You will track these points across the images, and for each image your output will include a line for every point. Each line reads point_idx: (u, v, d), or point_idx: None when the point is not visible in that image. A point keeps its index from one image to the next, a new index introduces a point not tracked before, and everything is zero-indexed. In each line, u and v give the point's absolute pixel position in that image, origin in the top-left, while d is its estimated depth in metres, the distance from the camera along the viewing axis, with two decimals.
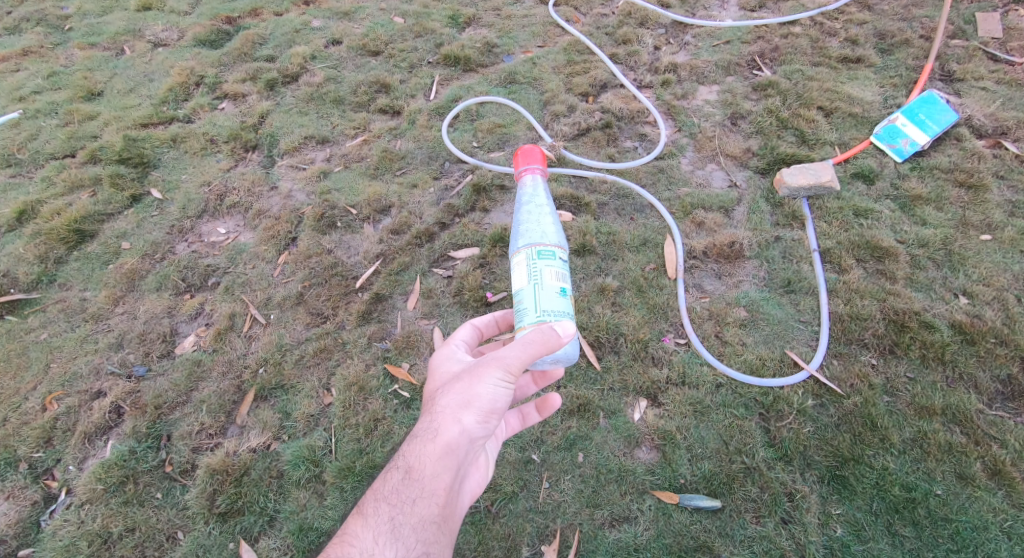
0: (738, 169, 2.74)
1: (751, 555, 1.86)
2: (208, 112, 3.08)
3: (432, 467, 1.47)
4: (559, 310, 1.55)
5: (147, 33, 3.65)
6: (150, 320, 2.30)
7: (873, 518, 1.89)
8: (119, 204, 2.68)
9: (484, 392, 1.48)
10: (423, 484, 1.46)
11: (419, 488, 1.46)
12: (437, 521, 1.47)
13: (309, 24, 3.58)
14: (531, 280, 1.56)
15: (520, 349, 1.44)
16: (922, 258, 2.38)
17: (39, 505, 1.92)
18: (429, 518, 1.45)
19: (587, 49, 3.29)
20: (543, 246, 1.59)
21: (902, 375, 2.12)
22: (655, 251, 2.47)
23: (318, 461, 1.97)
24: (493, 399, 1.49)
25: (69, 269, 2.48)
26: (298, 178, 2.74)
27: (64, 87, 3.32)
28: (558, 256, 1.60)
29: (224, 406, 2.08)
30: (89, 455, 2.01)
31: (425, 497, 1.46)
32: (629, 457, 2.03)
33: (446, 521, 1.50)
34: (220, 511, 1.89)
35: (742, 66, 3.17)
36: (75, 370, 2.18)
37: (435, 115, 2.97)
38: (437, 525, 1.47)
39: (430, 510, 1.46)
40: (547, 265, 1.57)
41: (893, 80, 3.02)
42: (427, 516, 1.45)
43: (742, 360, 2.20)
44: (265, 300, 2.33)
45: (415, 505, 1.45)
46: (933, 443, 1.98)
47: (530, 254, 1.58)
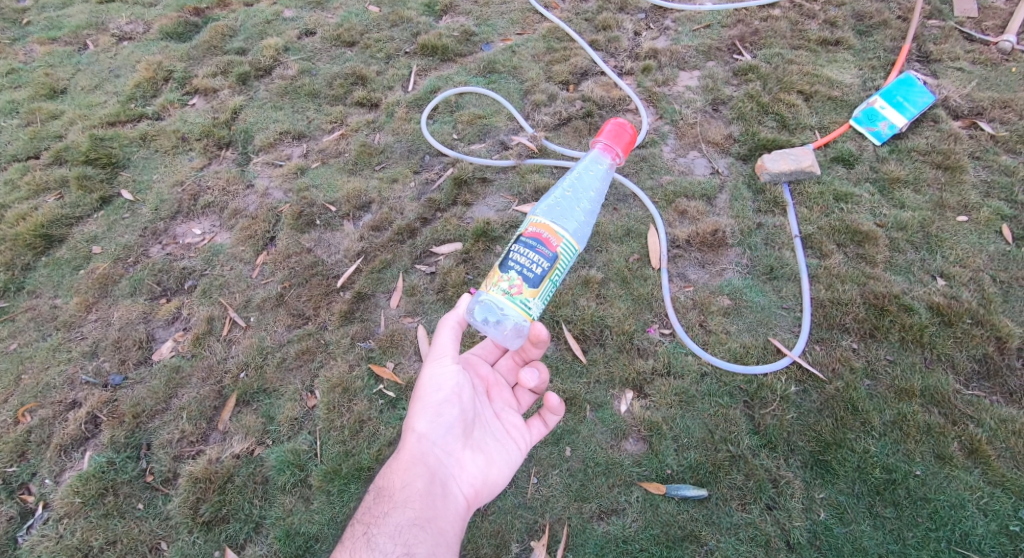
0: (720, 156, 2.73)
1: (738, 542, 1.89)
2: (178, 109, 3.00)
3: (399, 475, 1.57)
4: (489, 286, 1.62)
5: (111, 26, 3.53)
6: (125, 326, 2.25)
7: (855, 500, 1.92)
8: (87, 206, 2.61)
9: (424, 393, 1.64)
10: (395, 496, 1.54)
11: (391, 501, 1.54)
12: (414, 525, 1.49)
13: (281, 15, 3.48)
14: None
15: (443, 336, 1.67)
16: (901, 241, 2.41)
17: (15, 521, 1.89)
18: (404, 523, 1.49)
19: (566, 36, 3.25)
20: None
21: (882, 358, 2.15)
22: (638, 242, 2.47)
23: (303, 465, 1.96)
24: (431, 392, 1.63)
25: (38, 276, 2.41)
26: (275, 175, 2.68)
27: (25, 85, 3.20)
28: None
29: (205, 412, 2.05)
30: (66, 467, 1.97)
31: (398, 506, 1.52)
32: (616, 449, 2.05)
33: (429, 524, 1.51)
34: (204, 520, 1.87)
35: (722, 50, 3.14)
36: (48, 381, 2.13)
37: (414, 107, 2.91)
38: (415, 526, 1.49)
39: (404, 515, 1.50)
40: None
41: (871, 62, 3.02)
42: (403, 520, 1.49)
43: (726, 348, 2.22)
44: (244, 302, 2.29)
45: (389, 515, 1.50)
46: (913, 424, 2.02)
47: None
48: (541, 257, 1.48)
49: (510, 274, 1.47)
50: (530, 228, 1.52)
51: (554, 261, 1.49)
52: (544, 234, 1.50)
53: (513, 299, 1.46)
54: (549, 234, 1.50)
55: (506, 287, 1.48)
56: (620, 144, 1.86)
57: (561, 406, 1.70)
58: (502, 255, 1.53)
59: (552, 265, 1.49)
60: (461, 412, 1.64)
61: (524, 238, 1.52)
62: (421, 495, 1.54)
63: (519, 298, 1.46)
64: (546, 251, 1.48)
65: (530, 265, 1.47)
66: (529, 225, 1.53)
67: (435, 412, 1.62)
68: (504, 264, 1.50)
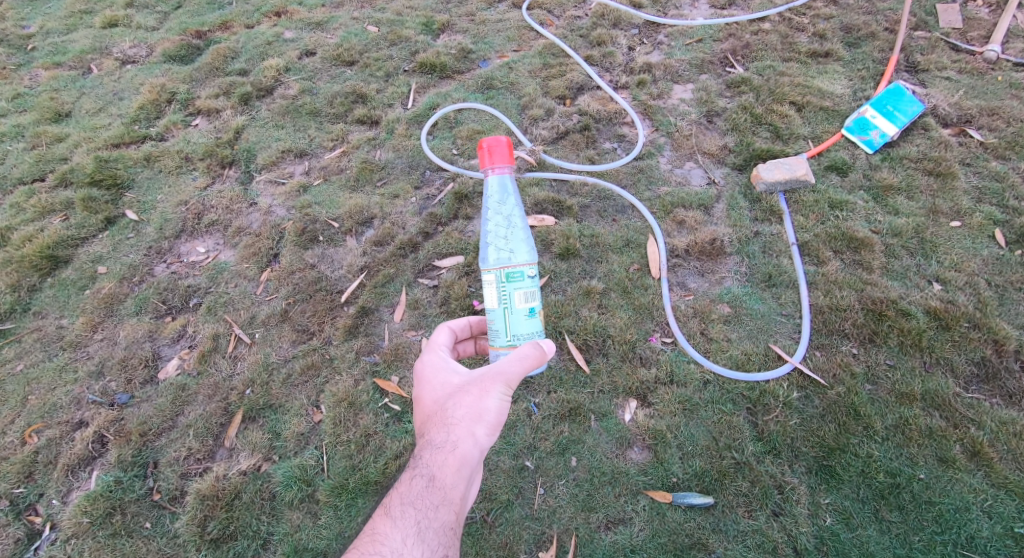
0: (715, 166, 2.78)
1: (745, 549, 1.90)
2: (182, 129, 3.03)
3: (452, 473, 1.55)
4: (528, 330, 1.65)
5: (115, 50, 3.58)
6: (131, 345, 2.26)
7: (860, 505, 1.94)
8: (92, 227, 2.63)
9: (492, 406, 1.59)
10: (444, 491, 1.54)
11: (439, 495, 1.53)
12: (457, 529, 1.52)
13: (281, 36, 3.54)
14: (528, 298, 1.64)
15: (518, 364, 1.57)
16: (896, 247, 2.45)
17: (22, 543, 1.88)
18: (448, 522, 1.52)
19: (562, 52, 3.31)
20: (517, 270, 1.62)
21: (881, 362, 2.18)
22: (637, 252, 2.49)
23: (310, 480, 1.97)
24: (498, 411, 1.60)
25: (44, 297, 2.43)
26: (277, 194, 2.71)
27: (30, 109, 3.24)
28: (527, 276, 1.63)
29: (211, 429, 2.06)
30: (73, 487, 1.97)
31: (447, 503, 1.53)
32: (622, 458, 2.05)
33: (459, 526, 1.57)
34: (212, 537, 1.88)
35: (715, 63, 3.21)
36: (54, 402, 2.14)
37: (414, 123, 2.95)
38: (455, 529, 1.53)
39: (449, 515, 1.53)
40: (517, 287, 1.62)
41: (860, 73, 3.08)
42: (449, 518, 1.51)
43: (727, 355, 2.24)
44: (249, 318, 2.31)
45: (438, 510, 1.51)
46: (915, 428, 2.03)
47: (500, 276, 1.62)
48: None
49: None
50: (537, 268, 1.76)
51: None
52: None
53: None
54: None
55: None
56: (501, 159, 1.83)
57: None
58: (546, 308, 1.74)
59: None
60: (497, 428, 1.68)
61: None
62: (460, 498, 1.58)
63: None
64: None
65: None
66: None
67: (496, 428, 1.61)
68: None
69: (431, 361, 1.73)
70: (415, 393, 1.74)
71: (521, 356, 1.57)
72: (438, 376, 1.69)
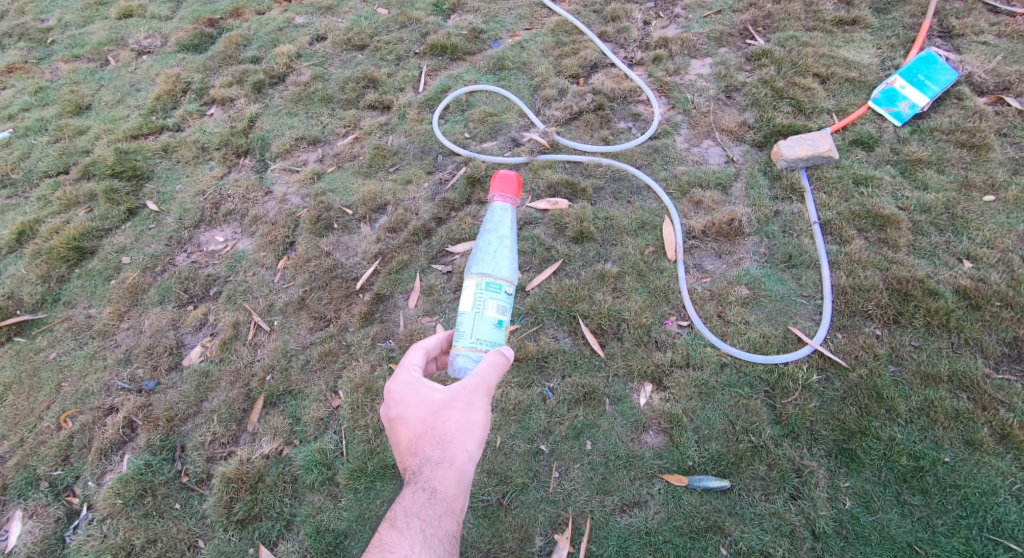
0: (734, 144, 2.70)
1: (762, 532, 1.89)
2: (197, 119, 3.06)
3: (453, 485, 1.48)
4: (491, 339, 1.69)
5: (131, 41, 3.61)
6: (156, 333, 2.33)
7: (882, 488, 1.91)
8: (115, 218, 2.69)
9: (480, 417, 1.54)
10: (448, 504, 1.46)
11: (443, 505, 1.45)
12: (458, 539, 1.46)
13: (292, 21, 3.53)
14: (492, 311, 1.70)
15: (493, 371, 1.57)
16: (924, 224, 2.36)
17: (62, 522, 1.98)
18: (451, 535, 1.44)
19: (575, 29, 3.23)
20: (495, 283, 1.71)
21: (907, 344, 2.12)
22: (653, 234, 2.45)
23: (330, 463, 2.02)
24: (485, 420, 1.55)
25: (72, 287, 2.50)
26: (292, 181, 2.73)
27: (52, 103, 3.30)
28: (504, 290, 1.72)
29: (235, 414, 2.12)
30: (106, 470, 2.06)
31: (449, 513, 1.46)
32: (637, 442, 2.05)
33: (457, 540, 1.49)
34: (238, 518, 1.95)
35: (734, 36, 3.09)
36: (86, 389, 2.22)
37: (425, 108, 2.93)
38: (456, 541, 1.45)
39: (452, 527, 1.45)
40: (492, 297, 1.69)
41: (890, 41, 2.94)
42: (452, 528, 1.45)
43: (745, 338, 2.21)
44: (268, 306, 2.35)
45: (442, 521, 1.44)
46: (940, 411, 1.98)
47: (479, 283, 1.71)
48: None
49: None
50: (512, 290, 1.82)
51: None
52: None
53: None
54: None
55: None
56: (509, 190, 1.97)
57: None
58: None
59: None
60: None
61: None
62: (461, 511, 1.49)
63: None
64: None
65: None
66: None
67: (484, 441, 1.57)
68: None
69: (408, 381, 1.61)
70: (392, 414, 1.60)
71: (492, 362, 1.58)
72: (417, 394, 1.58)
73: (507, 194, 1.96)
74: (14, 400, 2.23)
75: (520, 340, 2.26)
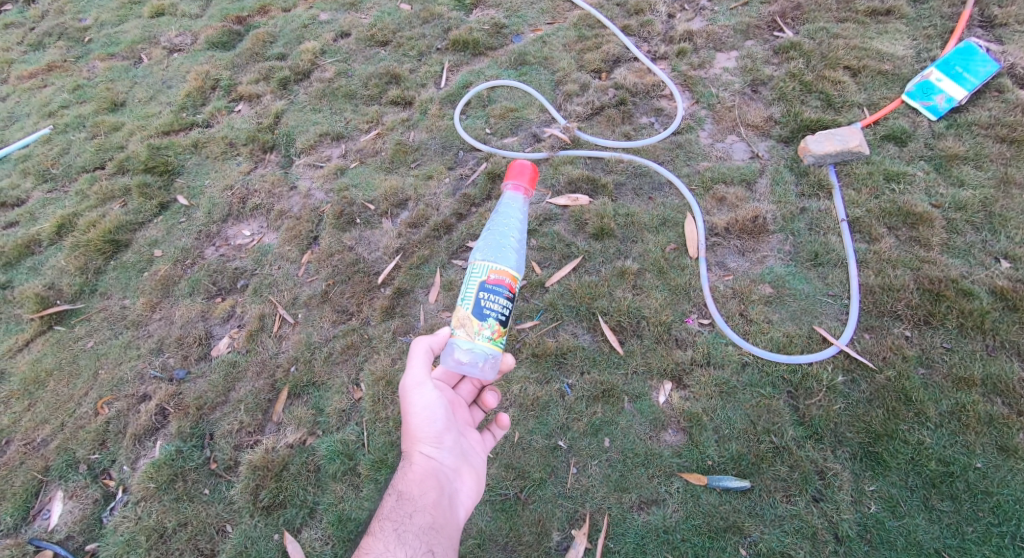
0: (760, 139, 2.64)
1: (783, 534, 1.86)
2: (226, 116, 3.13)
3: (415, 484, 1.62)
4: None
5: (162, 39, 3.70)
6: (186, 324, 2.40)
7: (909, 493, 1.86)
8: (148, 212, 2.77)
9: (420, 418, 1.70)
10: (414, 501, 1.60)
11: (411, 504, 1.60)
12: (437, 529, 1.57)
13: (317, 18, 3.57)
14: None
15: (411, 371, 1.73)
16: (959, 222, 2.28)
17: (100, 503, 2.05)
18: (425, 525, 1.56)
19: (598, 23, 3.20)
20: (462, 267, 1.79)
21: (938, 345, 2.06)
22: (675, 230, 2.42)
23: (352, 454, 2.06)
24: (426, 418, 1.70)
25: (108, 278, 2.59)
26: (316, 177, 2.77)
27: (89, 100, 3.41)
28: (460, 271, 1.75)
29: (260, 404, 2.18)
30: (140, 455, 2.13)
31: (420, 508, 1.59)
32: (656, 440, 2.04)
33: (446, 528, 1.59)
34: (263, 505, 2.00)
35: (762, 28, 3.02)
36: (121, 376, 2.30)
37: (447, 103, 2.95)
38: (434, 530, 1.56)
39: (424, 519, 1.57)
40: None
41: (926, 31, 2.84)
42: (427, 521, 1.57)
43: (768, 338, 2.17)
44: (292, 299, 2.40)
45: (412, 517, 1.57)
46: (972, 415, 1.93)
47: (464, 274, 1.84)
48: (504, 302, 1.63)
49: (490, 321, 1.60)
50: (494, 273, 1.62)
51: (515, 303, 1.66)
52: (506, 279, 1.63)
53: (495, 343, 1.62)
54: (510, 278, 1.63)
55: (488, 334, 1.61)
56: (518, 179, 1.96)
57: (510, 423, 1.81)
58: (472, 304, 1.61)
59: (511, 304, 1.64)
60: (455, 436, 1.75)
61: (489, 285, 1.61)
62: (436, 504, 1.61)
63: (498, 343, 1.63)
64: (511, 295, 1.64)
65: (502, 311, 1.63)
66: (489, 269, 1.62)
67: (438, 436, 1.71)
68: (479, 313, 1.60)
69: None
70: None
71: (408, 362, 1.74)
72: None
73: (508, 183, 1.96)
74: (53, 386, 2.31)
75: (538, 336, 2.26)
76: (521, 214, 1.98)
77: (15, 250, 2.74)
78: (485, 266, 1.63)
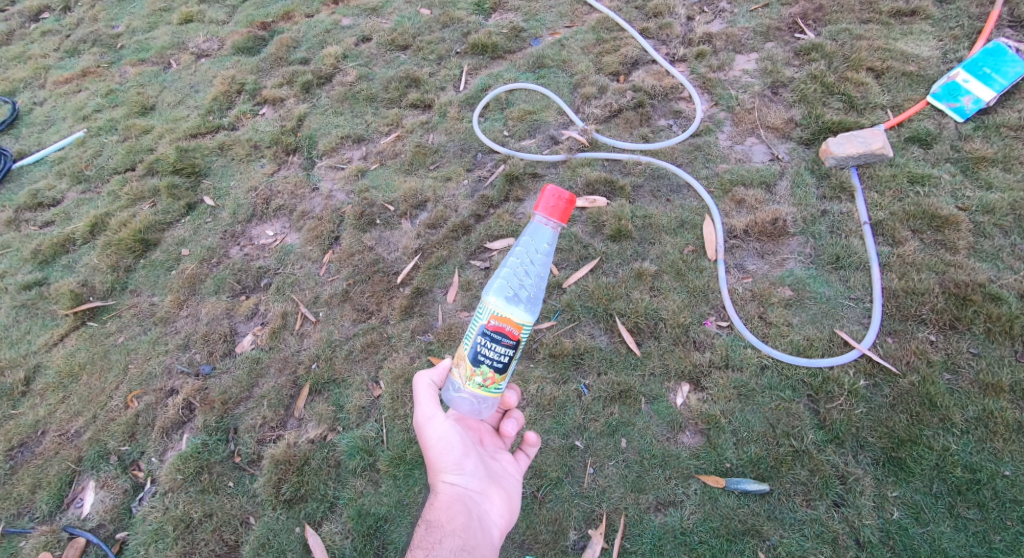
0: (780, 141, 2.62)
1: (803, 538, 1.85)
2: (251, 119, 3.21)
3: (442, 511, 1.64)
4: None
5: (190, 45, 3.80)
6: (212, 321, 2.47)
7: (933, 500, 1.84)
8: (176, 212, 2.85)
9: (437, 449, 1.71)
10: (444, 526, 1.61)
11: (441, 529, 1.61)
12: (469, 550, 1.58)
13: (339, 23, 3.64)
14: None
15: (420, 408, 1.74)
16: (987, 225, 2.23)
17: (129, 493, 2.12)
18: (457, 547, 1.57)
19: (616, 26, 3.20)
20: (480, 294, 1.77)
21: (965, 351, 2.02)
22: (694, 233, 2.42)
23: (372, 450, 2.10)
24: (444, 449, 1.71)
25: (138, 276, 2.67)
26: (338, 178, 2.83)
27: (121, 104, 3.52)
28: None
29: (283, 400, 2.23)
30: (168, 447, 2.20)
31: (450, 532, 1.60)
32: (673, 442, 2.03)
33: (479, 549, 1.61)
34: (285, 498, 2.05)
35: (783, 30, 3.00)
36: (150, 370, 2.37)
37: (466, 106, 2.98)
38: (465, 551, 1.57)
39: (455, 542, 1.58)
40: None
41: (953, 32, 2.78)
42: (458, 543, 1.58)
43: (788, 341, 2.15)
44: (313, 298, 2.45)
45: (443, 542, 1.58)
46: (1000, 422, 1.89)
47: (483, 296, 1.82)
48: (504, 350, 1.58)
49: (484, 368, 1.59)
50: (493, 321, 1.56)
51: (518, 349, 1.60)
52: (507, 327, 1.56)
53: (488, 389, 1.62)
54: (511, 327, 1.55)
55: (481, 380, 1.61)
56: (552, 209, 1.73)
57: (537, 440, 1.85)
58: (470, 348, 1.60)
59: (511, 354, 1.59)
60: (477, 459, 1.75)
61: (488, 331, 1.57)
62: (465, 526, 1.62)
63: (492, 388, 1.62)
64: (511, 344, 1.57)
65: (499, 358, 1.58)
66: (491, 315, 1.57)
67: (459, 463, 1.71)
68: (473, 358, 1.60)
69: None
70: None
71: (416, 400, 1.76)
72: None
73: (539, 210, 1.74)
74: (86, 379, 2.39)
75: (556, 337, 2.27)
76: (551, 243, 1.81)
77: (51, 249, 2.84)
78: (484, 314, 1.57)
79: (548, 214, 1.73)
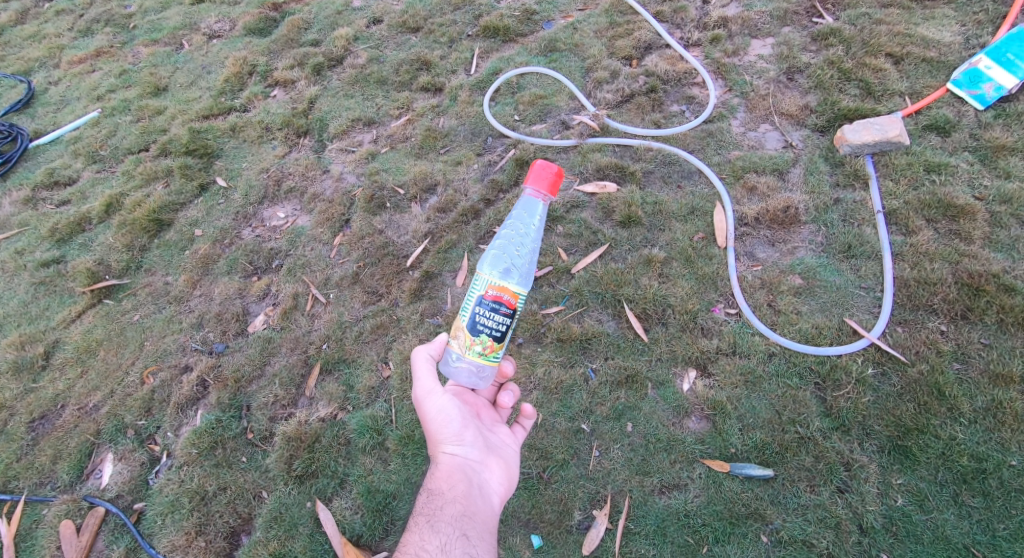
0: (794, 128, 2.59)
1: (806, 522, 1.87)
2: (262, 101, 3.21)
3: (443, 480, 1.69)
4: None
5: (202, 25, 3.80)
6: (225, 301, 2.51)
7: (938, 488, 1.85)
8: (189, 193, 2.88)
9: (436, 422, 1.75)
10: (444, 494, 1.66)
11: (441, 497, 1.66)
12: (469, 515, 1.64)
13: (351, 5, 3.61)
14: None
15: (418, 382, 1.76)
16: (1004, 215, 2.20)
17: (146, 466, 2.19)
18: (456, 514, 1.63)
19: (630, 8, 3.15)
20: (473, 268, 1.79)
21: (975, 341, 2.01)
22: (704, 219, 2.41)
23: (381, 429, 2.15)
24: (443, 421, 1.75)
25: (153, 256, 2.72)
26: (348, 161, 2.84)
27: (134, 84, 3.54)
28: None
29: (294, 379, 2.27)
30: (183, 422, 2.26)
31: (450, 499, 1.65)
32: (678, 426, 2.05)
33: (479, 515, 1.66)
34: (297, 474, 2.10)
35: (800, 14, 2.94)
36: (165, 348, 2.42)
37: (477, 90, 2.96)
38: (466, 517, 1.63)
39: (455, 509, 1.63)
40: None
41: (976, 17, 2.72)
42: (458, 509, 1.63)
43: (796, 329, 2.15)
44: (324, 280, 2.48)
45: (443, 509, 1.63)
46: (1009, 412, 1.89)
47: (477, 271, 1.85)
48: (502, 319, 1.60)
49: (482, 337, 1.61)
50: (492, 290, 1.59)
51: (515, 319, 1.62)
52: (505, 296, 1.59)
53: (487, 358, 1.64)
54: (509, 296, 1.58)
55: (480, 349, 1.63)
56: (543, 183, 1.77)
57: (534, 413, 1.86)
58: (468, 318, 1.62)
59: (509, 322, 1.61)
60: (476, 431, 1.79)
61: (486, 300, 1.60)
62: (465, 494, 1.67)
63: (491, 357, 1.64)
64: (508, 313, 1.60)
65: (497, 327, 1.61)
66: (488, 286, 1.59)
67: (458, 433, 1.75)
68: (471, 328, 1.61)
69: None
70: None
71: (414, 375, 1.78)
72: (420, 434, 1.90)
73: (530, 186, 1.77)
74: (103, 356, 2.45)
75: (563, 321, 2.29)
76: (541, 217, 1.87)
77: (68, 228, 2.89)
78: (483, 283, 1.59)
79: (539, 188, 1.77)
